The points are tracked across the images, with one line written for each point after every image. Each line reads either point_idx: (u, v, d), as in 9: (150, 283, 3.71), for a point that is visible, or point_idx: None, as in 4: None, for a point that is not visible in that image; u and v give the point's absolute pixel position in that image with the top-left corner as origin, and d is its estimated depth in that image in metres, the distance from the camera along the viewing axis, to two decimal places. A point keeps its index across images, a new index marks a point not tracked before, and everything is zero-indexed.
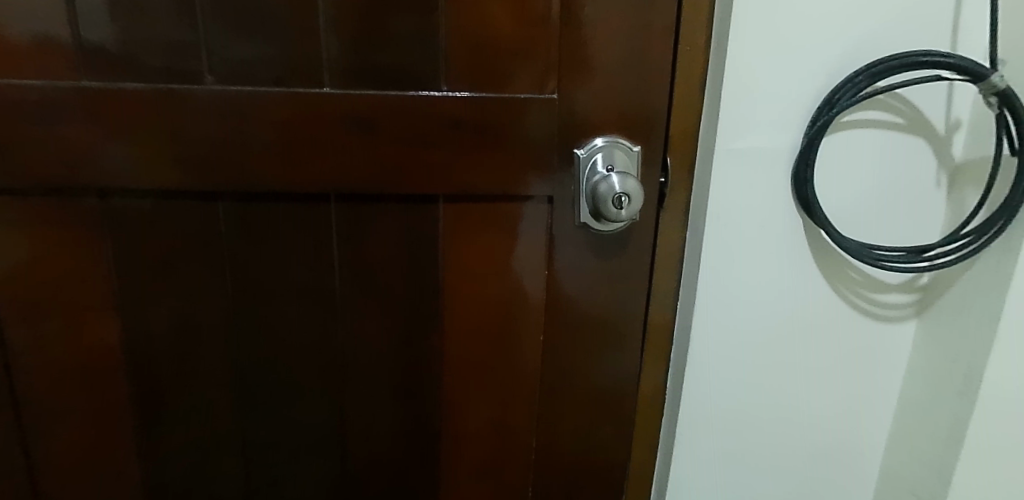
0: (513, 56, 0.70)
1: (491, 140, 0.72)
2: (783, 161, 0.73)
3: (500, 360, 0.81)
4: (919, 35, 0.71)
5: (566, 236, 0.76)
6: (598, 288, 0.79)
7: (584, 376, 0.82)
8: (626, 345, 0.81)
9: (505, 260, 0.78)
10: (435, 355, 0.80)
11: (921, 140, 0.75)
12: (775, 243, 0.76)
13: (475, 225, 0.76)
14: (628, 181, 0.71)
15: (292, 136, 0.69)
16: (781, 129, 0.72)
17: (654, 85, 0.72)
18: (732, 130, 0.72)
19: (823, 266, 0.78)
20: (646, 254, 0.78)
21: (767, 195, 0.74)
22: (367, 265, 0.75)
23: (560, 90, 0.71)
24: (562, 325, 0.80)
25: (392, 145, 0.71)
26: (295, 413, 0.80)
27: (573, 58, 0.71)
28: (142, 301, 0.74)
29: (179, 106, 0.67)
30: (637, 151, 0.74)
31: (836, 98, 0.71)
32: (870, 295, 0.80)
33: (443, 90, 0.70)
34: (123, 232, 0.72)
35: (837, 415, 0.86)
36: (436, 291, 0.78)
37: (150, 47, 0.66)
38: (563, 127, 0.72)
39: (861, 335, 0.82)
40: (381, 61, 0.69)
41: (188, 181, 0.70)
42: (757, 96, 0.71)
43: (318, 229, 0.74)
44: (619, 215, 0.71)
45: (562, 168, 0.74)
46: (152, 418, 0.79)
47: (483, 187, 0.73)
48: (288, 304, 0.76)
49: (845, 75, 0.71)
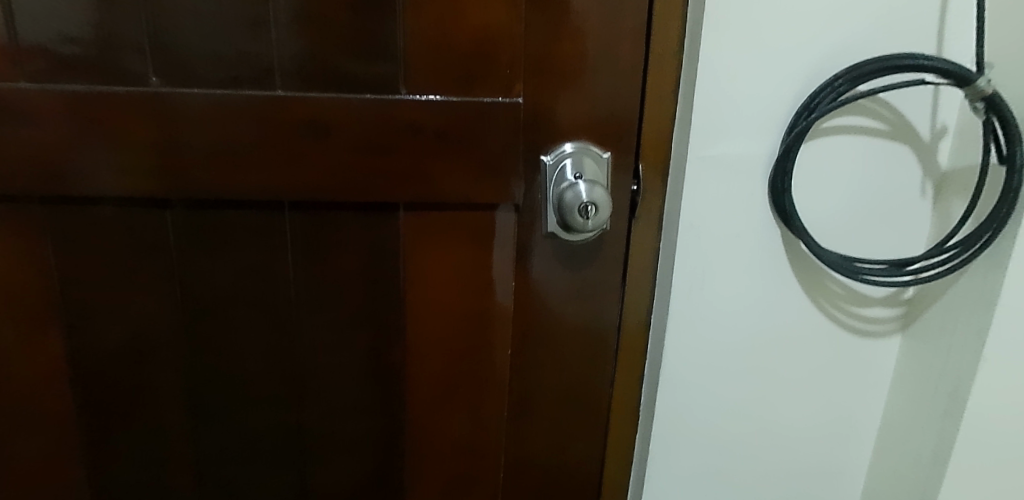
0: (476, 58, 0.67)
1: (453, 146, 0.68)
2: (760, 169, 0.70)
3: (468, 373, 0.78)
4: (903, 38, 0.68)
5: (534, 246, 0.74)
6: (568, 300, 0.76)
7: (555, 390, 0.79)
8: (597, 360, 0.78)
9: (472, 271, 0.75)
10: (400, 366, 0.78)
11: (904, 147, 0.72)
12: (752, 255, 0.73)
13: (439, 235, 0.73)
14: (595, 190, 0.67)
15: (242, 142, 0.66)
16: (757, 136, 0.69)
17: (624, 89, 0.69)
18: (706, 136, 0.68)
19: (802, 279, 0.74)
20: (618, 265, 0.75)
21: (744, 205, 0.70)
22: (327, 273, 0.73)
23: (525, 94, 0.68)
24: (531, 337, 0.77)
25: (349, 151, 0.68)
26: (254, 425, 0.78)
27: (538, 61, 0.68)
28: (92, 309, 0.72)
29: (123, 109, 0.65)
30: (608, 158, 0.71)
31: (815, 103, 0.67)
32: (850, 309, 0.77)
33: (402, 93, 0.67)
34: (71, 238, 0.70)
35: (819, 431, 0.83)
36: (399, 302, 0.75)
37: (93, 48, 0.64)
38: (529, 133, 0.69)
39: (842, 349, 0.79)
40: (336, 63, 0.66)
41: (135, 188, 0.67)
42: (732, 101, 0.68)
43: (273, 237, 0.71)
44: (585, 225, 0.67)
45: (528, 175, 0.71)
46: (105, 427, 0.77)
47: (444, 196, 0.70)
48: (246, 313, 0.74)
49: (825, 79, 0.68)
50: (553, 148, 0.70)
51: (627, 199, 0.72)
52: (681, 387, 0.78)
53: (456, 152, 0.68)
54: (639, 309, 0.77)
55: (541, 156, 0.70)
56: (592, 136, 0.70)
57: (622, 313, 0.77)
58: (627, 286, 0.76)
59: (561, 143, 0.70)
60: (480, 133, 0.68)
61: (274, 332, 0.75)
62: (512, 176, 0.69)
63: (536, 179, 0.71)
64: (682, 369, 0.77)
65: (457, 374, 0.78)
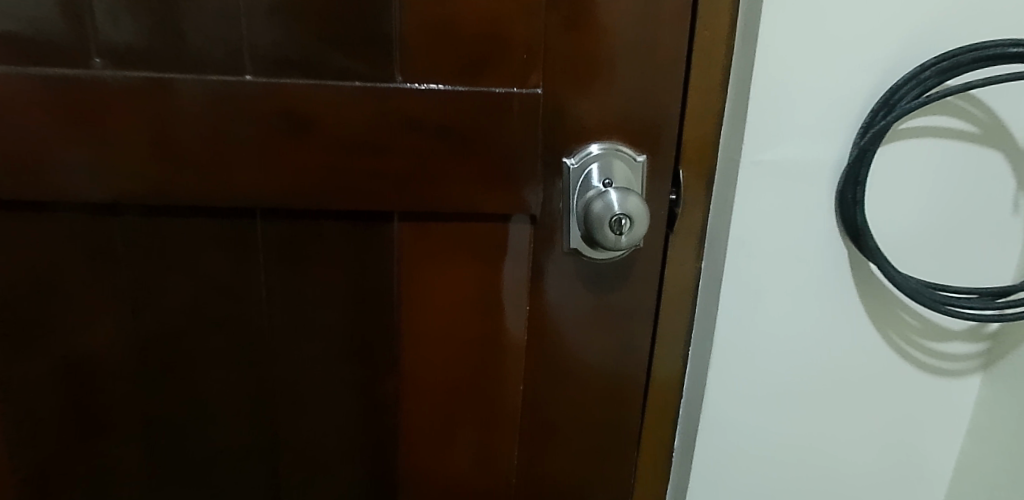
0: (486, 40, 0.56)
1: (457, 146, 0.57)
2: (826, 177, 0.58)
3: (474, 412, 0.67)
4: (1006, 21, 0.56)
5: (554, 265, 0.62)
6: (592, 328, 0.64)
7: (574, 432, 0.68)
8: (625, 397, 0.67)
9: (479, 293, 0.63)
10: (394, 401, 0.67)
11: (999, 154, 0.60)
12: (814, 279, 0.61)
13: (441, 250, 0.62)
14: (630, 198, 0.55)
15: (205, 138, 0.56)
16: (824, 138, 0.57)
17: (664, 80, 0.58)
18: (764, 137, 0.56)
19: (871, 309, 0.63)
20: (652, 288, 0.63)
21: (806, 220, 0.59)
22: (307, 293, 0.63)
23: (545, 84, 0.57)
24: (547, 372, 0.66)
25: (333, 150, 0.57)
26: (222, 464, 0.69)
27: (559, 45, 0.56)
28: (34, 330, 0.63)
29: (64, 96, 0.55)
30: (642, 162, 0.59)
31: (896, 99, 0.56)
32: (926, 345, 0.65)
33: (397, 81, 0.56)
34: (9, 248, 0.60)
35: (883, 482, 0.71)
36: (393, 327, 0.64)
37: (23, 20, 0.53)
38: (548, 130, 0.58)
39: (914, 390, 0.67)
40: (317, 43, 0.55)
41: (79, 190, 0.57)
42: (796, 95, 0.56)
43: (243, 250, 0.61)
44: (618, 242, 0.55)
45: (548, 181, 0.59)
46: (51, 463, 0.68)
47: (447, 205, 0.59)
48: (213, 338, 0.64)
49: (908, 71, 0.56)
50: (576, 151, 0.59)
51: (663, 210, 0.61)
52: (723, 434, 0.66)
53: (462, 153, 0.57)
54: (675, 341, 0.66)
55: (563, 158, 0.59)
56: (622, 136, 0.59)
57: (654, 343, 0.66)
58: (661, 313, 0.65)
59: (587, 145, 0.59)
60: (491, 131, 0.57)
61: (247, 359, 0.65)
62: (530, 182, 0.59)
63: (555, 186, 0.59)
64: (724, 412, 0.65)
65: (461, 413, 0.67)
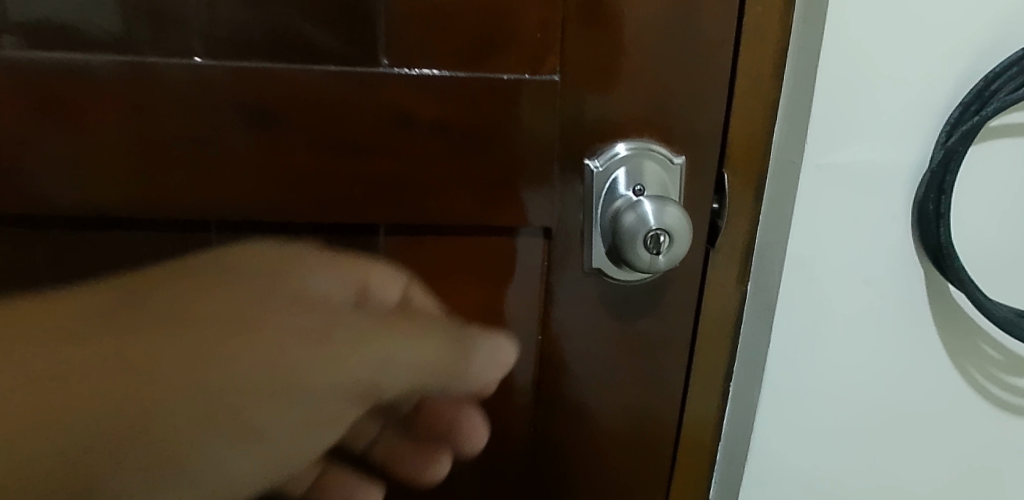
0: (489, 14, 0.45)
1: (456, 144, 0.47)
2: (902, 185, 0.48)
3: (478, 457, 0.57)
4: None
5: (572, 287, 0.52)
6: (616, 362, 0.54)
7: (593, 480, 0.58)
8: (654, 443, 0.57)
9: (483, 319, 0.53)
10: (381, 447, 0.56)
11: None
12: (883, 305, 0.51)
13: (438, 270, 0.52)
14: (668, 209, 0.45)
15: (150, 137, 0.46)
16: (902, 138, 0.47)
17: (706, 66, 0.47)
18: (830, 135, 0.46)
19: (948, 341, 0.53)
20: (689, 313, 0.53)
21: (876, 235, 0.49)
22: (278, 325, 0.52)
23: (563, 69, 0.46)
24: (562, 412, 0.56)
25: (305, 150, 0.46)
26: None
27: (581, 22, 0.46)
28: None
29: None
30: (679, 165, 0.49)
31: (991, 92, 0.45)
32: (1011, 382, 0.55)
33: (383, 66, 0.45)
34: None
35: None
36: (381, 364, 0.54)
37: None
38: (567, 126, 0.48)
39: (991, 435, 0.57)
40: (280, 18, 0.44)
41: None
42: (871, 84, 0.45)
43: (200, 272, 0.50)
44: (654, 263, 0.45)
45: (566, 188, 0.49)
46: None
47: (445, 220, 0.49)
48: (158, 386, 0.52)
49: (1007, 58, 0.45)
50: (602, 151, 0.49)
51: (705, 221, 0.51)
52: (769, 485, 0.56)
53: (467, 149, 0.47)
54: (715, 374, 0.56)
55: (585, 161, 0.48)
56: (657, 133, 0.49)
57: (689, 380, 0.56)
58: (698, 345, 0.54)
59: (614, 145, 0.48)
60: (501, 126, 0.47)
61: (200, 410, 0.53)
62: (544, 192, 0.49)
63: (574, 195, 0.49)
64: (772, 462, 0.55)
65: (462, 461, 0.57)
